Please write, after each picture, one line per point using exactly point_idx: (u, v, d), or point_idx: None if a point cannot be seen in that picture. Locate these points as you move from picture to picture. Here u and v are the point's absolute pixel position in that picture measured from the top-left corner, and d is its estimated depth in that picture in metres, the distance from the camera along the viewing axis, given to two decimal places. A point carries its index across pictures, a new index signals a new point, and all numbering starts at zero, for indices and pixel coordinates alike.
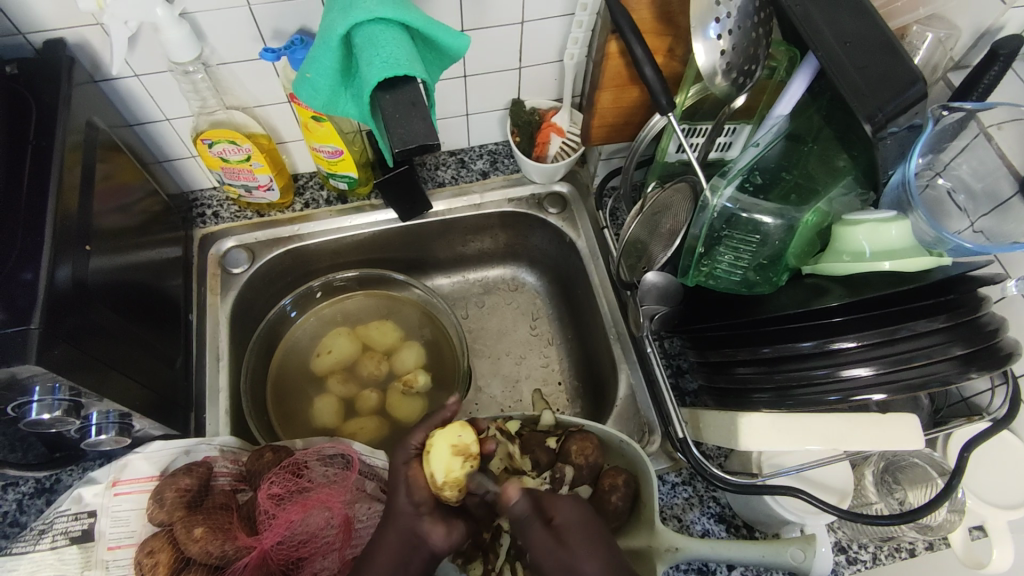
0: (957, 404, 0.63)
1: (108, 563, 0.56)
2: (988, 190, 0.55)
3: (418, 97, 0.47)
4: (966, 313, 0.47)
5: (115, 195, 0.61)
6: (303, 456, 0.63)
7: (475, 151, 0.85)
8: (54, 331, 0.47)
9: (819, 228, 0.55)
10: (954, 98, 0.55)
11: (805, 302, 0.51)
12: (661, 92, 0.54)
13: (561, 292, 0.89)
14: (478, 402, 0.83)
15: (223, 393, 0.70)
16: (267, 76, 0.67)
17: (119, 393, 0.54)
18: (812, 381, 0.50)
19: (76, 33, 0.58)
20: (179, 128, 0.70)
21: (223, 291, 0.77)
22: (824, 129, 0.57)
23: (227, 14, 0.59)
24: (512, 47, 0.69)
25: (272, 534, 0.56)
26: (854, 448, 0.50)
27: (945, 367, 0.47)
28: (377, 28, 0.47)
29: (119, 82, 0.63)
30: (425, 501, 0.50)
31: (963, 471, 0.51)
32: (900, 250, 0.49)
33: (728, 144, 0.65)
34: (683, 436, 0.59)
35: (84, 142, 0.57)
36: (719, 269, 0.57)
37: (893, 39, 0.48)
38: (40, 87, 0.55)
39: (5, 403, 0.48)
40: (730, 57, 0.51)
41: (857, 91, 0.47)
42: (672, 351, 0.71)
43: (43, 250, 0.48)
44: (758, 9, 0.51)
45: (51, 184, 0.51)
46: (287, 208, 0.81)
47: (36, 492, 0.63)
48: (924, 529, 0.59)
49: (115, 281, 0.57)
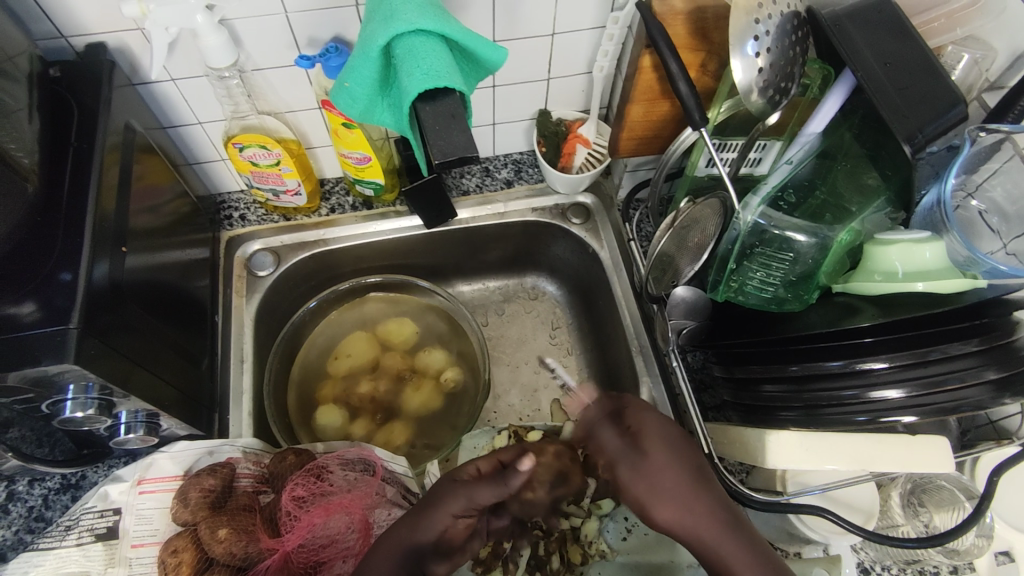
0: (985, 426, 0.62)
1: (131, 561, 0.56)
2: (1022, 212, 0.54)
3: (457, 109, 0.47)
4: (1001, 337, 0.46)
5: (147, 196, 0.61)
6: (325, 459, 0.62)
7: (500, 160, 0.85)
8: (89, 330, 0.47)
9: (851, 247, 0.54)
10: (989, 119, 0.55)
11: (835, 321, 0.51)
12: (695, 106, 0.55)
13: (581, 303, 0.89)
14: (497, 410, 0.84)
15: (246, 395, 0.71)
16: (300, 82, 0.68)
17: (148, 393, 0.55)
18: (841, 400, 0.50)
19: (116, 37, 0.59)
20: (210, 131, 0.71)
21: (249, 293, 0.77)
22: (854, 146, 0.56)
23: (265, 21, 0.60)
24: (542, 58, 0.69)
25: (294, 537, 0.56)
26: (881, 469, 0.50)
27: (977, 392, 0.47)
28: (417, 40, 0.48)
29: (156, 86, 0.64)
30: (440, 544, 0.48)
31: (992, 496, 0.50)
32: (934, 272, 0.49)
33: (758, 161, 0.65)
34: (709, 452, 0.58)
35: (122, 144, 0.58)
36: (749, 285, 0.57)
37: (934, 58, 0.48)
38: (81, 89, 0.56)
39: (43, 400, 0.49)
40: (767, 75, 0.51)
41: (896, 112, 0.47)
42: (695, 365, 0.71)
43: (82, 250, 0.49)
44: (796, 27, 0.51)
45: (91, 185, 0.52)
46: (313, 212, 0.82)
47: (61, 488, 0.64)
48: (950, 553, 0.57)
49: (147, 281, 0.58)
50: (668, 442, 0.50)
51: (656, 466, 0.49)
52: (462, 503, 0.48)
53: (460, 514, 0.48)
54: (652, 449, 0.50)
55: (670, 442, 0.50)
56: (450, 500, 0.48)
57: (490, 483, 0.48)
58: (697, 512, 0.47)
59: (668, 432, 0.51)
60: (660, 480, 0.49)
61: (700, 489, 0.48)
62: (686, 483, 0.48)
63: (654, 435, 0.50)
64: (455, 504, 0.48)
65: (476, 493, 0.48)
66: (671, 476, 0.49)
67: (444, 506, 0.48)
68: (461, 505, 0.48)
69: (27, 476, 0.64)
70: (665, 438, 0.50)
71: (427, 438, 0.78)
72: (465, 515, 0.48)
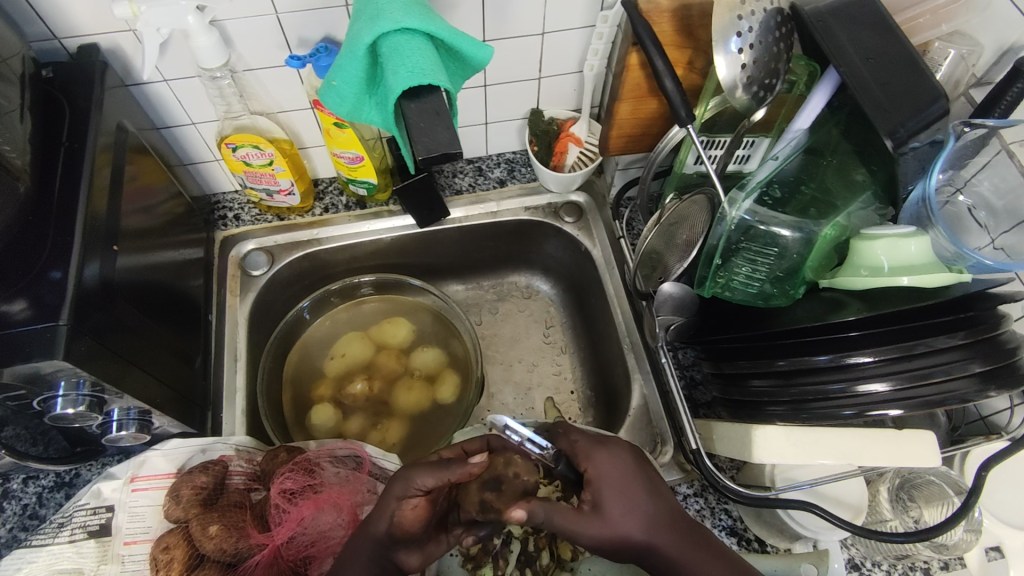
0: (975, 422, 0.62)
1: (123, 558, 0.57)
2: (1009, 207, 0.55)
3: (441, 106, 0.48)
4: (986, 330, 0.46)
5: (140, 196, 0.62)
6: (316, 455, 0.63)
7: (493, 160, 0.86)
8: (80, 328, 0.48)
9: (837, 242, 0.55)
10: (976, 114, 0.55)
11: (821, 316, 0.51)
12: (681, 103, 0.55)
13: (574, 301, 0.90)
14: (490, 408, 0.84)
15: (240, 393, 0.71)
16: (292, 83, 0.68)
17: (141, 391, 0.55)
18: (828, 394, 0.50)
19: (109, 38, 0.59)
20: (204, 132, 0.72)
21: (242, 292, 0.78)
22: (842, 143, 0.57)
23: (256, 22, 0.60)
24: (533, 57, 0.70)
25: (283, 531, 0.56)
26: (869, 463, 0.50)
27: (963, 385, 0.47)
28: (403, 38, 0.48)
29: (149, 87, 0.65)
30: (401, 538, 0.48)
31: (981, 490, 0.50)
32: (919, 267, 0.49)
33: (746, 157, 0.66)
34: (696, 447, 0.59)
35: (114, 144, 0.59)
36: (736, 280, 0.57)
37: (916, 55, 0.48)
38: (74, 89, 0.57)
39: (34, 397, 0.49)
40: (750, 72, 0.51)
41: (878, 108, 0.47)
42: (686, 362, 0.71)
43: (72, 249, 0.50)
44: (780, 24, 0.51)
45: (83, 185, 0.53)
46: (306, 212, 0.82)
47: (55, 485, 0.64)
48: (939, 548, 0.57)
49: (140, 281, 0.59)
50: (625, 472, 0.49)
51: (614, 517, 0.46)
52: (402, 486, 0.48)
53: (404, 497, 0.48)
54: (608, 500, 0.47)
55: (626, 473, 0.48)
56: (393, 484, 0.49)
57: (431, 466, 0.49)
58: (657, 540, 0.46)
59: (621, 462, 0.49)
60: (621, 526, 0.46)
61: (655, 496, 0.48)
62: (647, 507, 0.47)
63: (608, 475, 0.48)
64: (396, 488, 0.49)
65: (416, 476, 0.48)
66: (631, 515, 0.47)
67: (390, 491, 0.49)
68: (402, 487, 0.48)
69: (22, 473, 0.64)
70: (621, 478, 0.48)
71: (421, 435, 0.79)
72: (411, 498, 0.48)
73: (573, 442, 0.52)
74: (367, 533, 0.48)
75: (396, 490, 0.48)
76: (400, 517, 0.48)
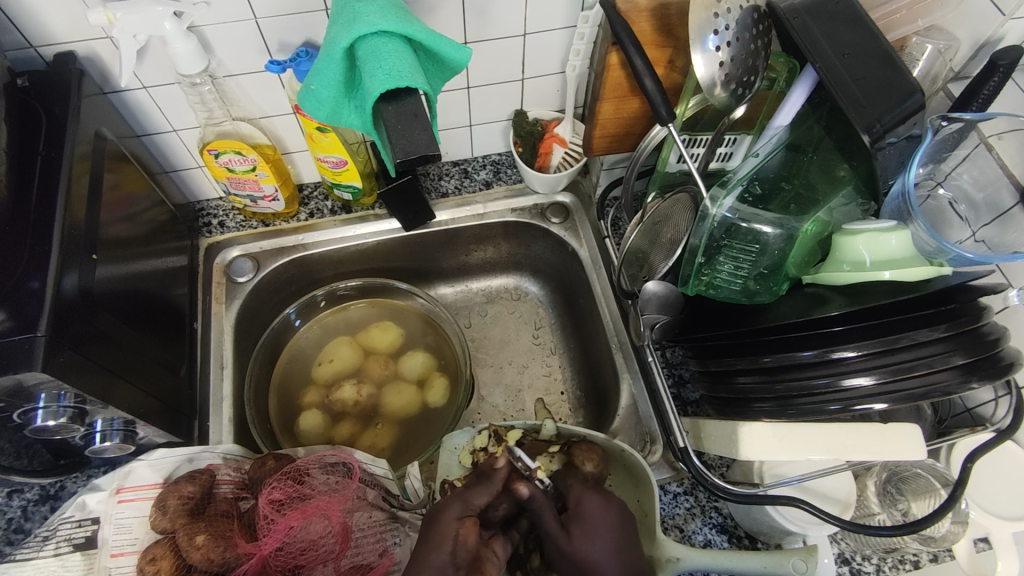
0: (961, 414, 0.64)
1: (110, 570, 0.56)
2: (989, 199, 0.56)
3: (419, 108, 0.48)
4: (967, 323, 0.46)
5: (121, 205, 0.61)
6: (305, 463, 0.62)
7: (478, 162, 0.86)
8: (60, 339, 0.47)
9: (819, 238, 0.55)
10: (953, 108, 0.55)
11: (805, 311, 0.51)
12: (661, 102, 0.55)
13: (563, 302, 0.90)
14: (481, 411, 0.83)
15: (226, 401, 0.71)
16: (273, 88, 0.68)
17: (125, 402, 0.54)
18: (813, 390, 0.50)
19: (86, 46, 0.59)
20: (186, 139, 0.72)
21: (228, 299, 0.77)
22: (824, 139, 0.57)
23: (235, 28, 0.60)
24: (514, 59, 0.70)
25: (272, 540, 0.55)
26: (855, 457, 0.50)
27: (946, 376, 0.47)
28: (380, 41, 0.48)
29: (128, 94, 0.64)
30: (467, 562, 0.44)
31: (967, 481, 0.50)
32: (900, 260, 0.49)
33: (728, 155, 0.67)
34: (684, 446, 0.59)
35: (92, 152, 0.58)
36: (720, 278, 0.57)
37: (891, 50, 0.49)
38: (51, 98, 0.56)
39: (13, 410, 0.48)
40: (729, 69, 0.52)
41: (854, 103, 0.47)
42: (674, 360, 0.72)
43: (51, 259, 0.49)
44: (757, 21, 0.52)
45: (60, 194, 0.52)
46: (292, 217, 0.82)
47: (41, 499, 0.63)
48: (926, 541, 0.58)
49: (122, 290, 0.58)
50: (609, 520, 0.49)
51: (581, 543, 0.48)
52: (459, 506, 0.47)
53: (462, 516, 0.47)
54: (582, 530, 0.49)
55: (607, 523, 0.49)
56: (449, 506, 0.47)
57: (482, 486, 0.50)
58: None
59: (609, 512, 0.50)
60: (584, 555, 0.47)
61: (626, 549, 0.48)
62: (611, 555, 0.48)
63: (593, 516, 0.49)
64: (453, 510, 0.47)
65: (470, 497, 0.49)
66: (594, 550, 0.48)
67: (444, 513, 0.47)
68: (460, 507, 0.47)
69: (5, 487, 0.63)
70: (604, 521, 0.49)
71: (412, 438, 0.78)
72: (468, 516, 0.47)
73: (567, 485, 0.53)
74: (427, 566, 0.43)
75: (453, 510, 0.47)
76: (464, 537, 0.45)
